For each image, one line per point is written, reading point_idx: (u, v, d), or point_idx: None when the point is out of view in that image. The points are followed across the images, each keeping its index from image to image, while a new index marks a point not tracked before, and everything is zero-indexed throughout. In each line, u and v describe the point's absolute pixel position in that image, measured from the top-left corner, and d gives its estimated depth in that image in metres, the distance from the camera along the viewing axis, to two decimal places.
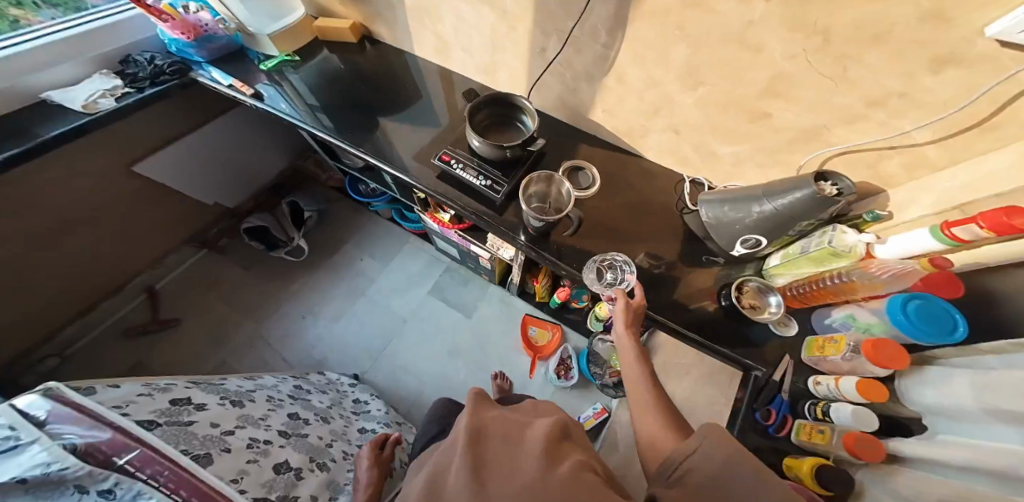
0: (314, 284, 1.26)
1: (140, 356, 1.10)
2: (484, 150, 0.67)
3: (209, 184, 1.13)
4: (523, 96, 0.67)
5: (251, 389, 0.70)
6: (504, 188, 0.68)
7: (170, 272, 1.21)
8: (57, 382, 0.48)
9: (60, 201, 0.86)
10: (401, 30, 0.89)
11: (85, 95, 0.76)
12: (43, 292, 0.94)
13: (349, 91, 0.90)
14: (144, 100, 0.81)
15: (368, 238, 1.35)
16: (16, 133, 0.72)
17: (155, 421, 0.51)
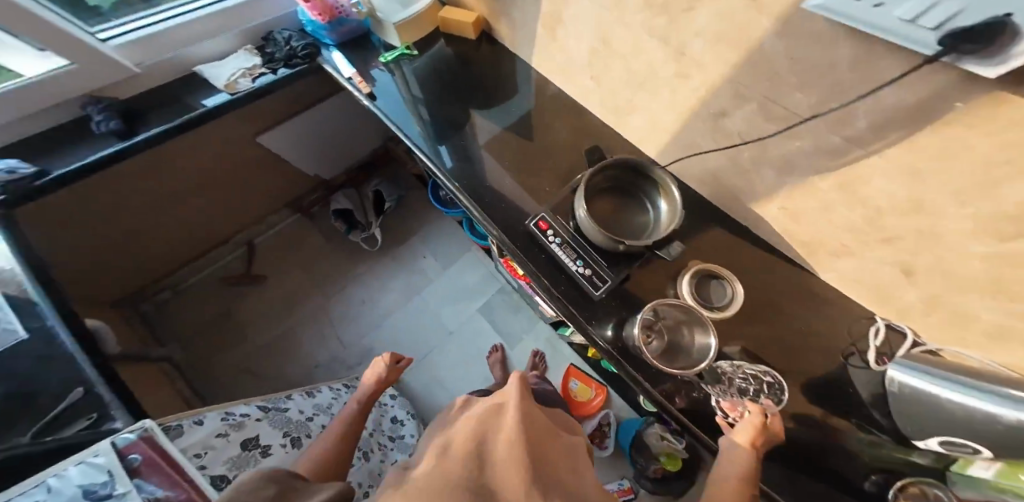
0: (374, 272, 1.35)
1: (229, 304, 1.27)
2: (589, 229, 0.63)
3: (313, 158, 1.22)
4: (672, 179, 0.66)
5: (308, 416, 0.82)
6: (606, 285, 0.62)
7: (268, 231, 1.36)
8: (151, 424, 0.57)
9: (194, 165, 0.97)
10: (524, 37, 0.80)
11: (226, 74, 0.84)
12: (172, 235, 1.09)
13: (450, 91, 0.86)
14: (278, 81, 0.87)
15: (432, 238, 1.39)
16: (169, 102, 0.83)
17: (225, 476, 0.60)
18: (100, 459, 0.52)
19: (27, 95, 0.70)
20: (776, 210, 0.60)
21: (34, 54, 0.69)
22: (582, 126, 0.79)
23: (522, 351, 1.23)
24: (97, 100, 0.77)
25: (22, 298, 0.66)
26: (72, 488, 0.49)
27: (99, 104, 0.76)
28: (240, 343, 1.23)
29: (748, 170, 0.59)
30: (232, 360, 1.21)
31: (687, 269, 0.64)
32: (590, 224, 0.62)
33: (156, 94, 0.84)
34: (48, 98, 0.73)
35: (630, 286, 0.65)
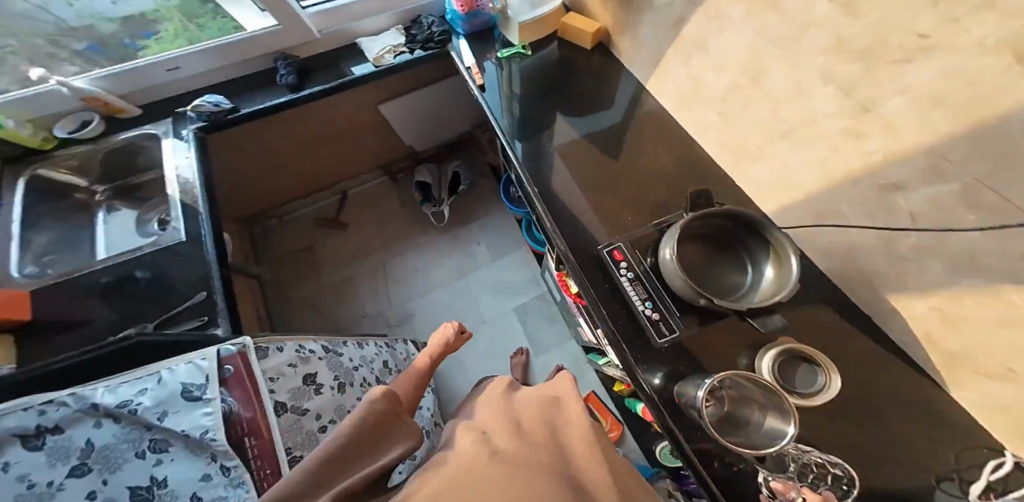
0: (434, 245, 1.53)
1: (319, 239, 1.57)
2: (668, 270, 0.68)
3: (415, 128, 1.46)
4: (793, 247, 0.63)
5: (356, 366, 0.92)
6: (670, 337, 0.67)
7: (360, 185, 1.64)
8: (248, 342, 0.70)
9: (328, 114, 1.26)
10: (646, 48, 0.93)
11: (378, 49, 1.16)
12: (295, 165, 1.41)
13: (546, 91, 1.02)
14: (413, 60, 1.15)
15: (488, 226, 1.55)
16: (330, 65, 1.19)
17: (284, 405, 0.70)
18: (204, 363, 0.66)
19: (235, 49, 1.11)
20: (927, 308, 0.55)
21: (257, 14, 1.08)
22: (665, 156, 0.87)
23: (547, 361, 1.32)
24: (288, 56, 1.16)
25: (194, 211, 0.95)
26: (177, 383, 0.65)
27: (286, 61, 1.14)
28: (314, 276, 1.51)
29: (907, 262, 0.55)
30: (305, 290, 1.49)
31: (775, 345, 0.64)
32: (672, 265, 0.67)
33: (324, 55, 1.21)
34: (245, 54, 1.13)
35: (696, 345, 0.67)
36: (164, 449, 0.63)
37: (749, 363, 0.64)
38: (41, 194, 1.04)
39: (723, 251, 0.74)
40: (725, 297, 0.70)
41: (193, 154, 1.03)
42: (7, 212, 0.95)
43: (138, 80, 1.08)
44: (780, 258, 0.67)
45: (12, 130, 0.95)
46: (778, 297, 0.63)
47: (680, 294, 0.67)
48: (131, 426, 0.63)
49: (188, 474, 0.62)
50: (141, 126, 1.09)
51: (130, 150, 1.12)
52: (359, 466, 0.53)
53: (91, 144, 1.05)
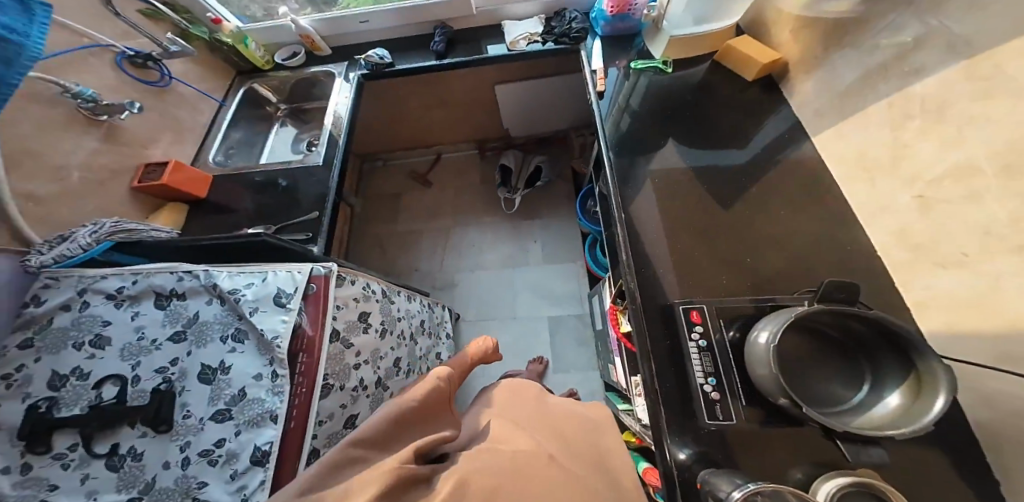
0: (495, 228, 1.51)
1: (401, 190, 1.63)
2: (755, 353, 0.58)
3: (521, 114, 1.43)
4: (949, 384, 0.47)
5: (401, 316, 0.94)
6: (720, 421, 0.61)
7: (453, 152, 1.67)
8: (332, 268, 0.72)
9: (450, 82, 1.27)
10: (824, 98, 0.80)
11: (517, 33, 1.15)
12: (406, 120, 1.47)
13: (667, 115, 0.95)
14: (544, 52, 1.13)
15: (556, 228, 1.47)
16: (472, 40, 1.21)
17: (338, 334, 0.70)
18: (299, 275, 0.69)
19: (407, 14, 1.20)
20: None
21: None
22: (800, 221, 0.77)
23: (562, 381, 1.24)
24: (444, 25, 1.22)
25: (335, 140, 1.07)
26: (274, 287, 0.68)
27: (444, 30, 1.19)
28: (390, 221, 1.58)
29: None
30: (375, 231, 1.57)
31: (842, 472, 0.53)
32: (763, 349, 0.57)
33: (473, 31, 1.24)
34: (416, 18, 1.22)
35: (744, 440, 0.60)
36: (241, 340, 0.66)
37: (801, 479, 0.57)
38: (252, 102, 1.36)
39: (841, 356, 0.59)
40: (816, 407, 0.56)
41: (344, 97, 1.15)
42: (226, 110, 1.26)
43: (338, 27, 1.26)
44: (919, 391, 0.51)
45: (252, 51, 1.27)
46: (890, 432, 0.49)
47: (758, 382, 0.58)
48: (229, 311, 0.68)
49: (248, 368, 0.64)
50: (326, 65, 1.31)
51: (310, 81, 1.37)
52: (416, 437, 0.63)
53: (291, 72, 1.32)
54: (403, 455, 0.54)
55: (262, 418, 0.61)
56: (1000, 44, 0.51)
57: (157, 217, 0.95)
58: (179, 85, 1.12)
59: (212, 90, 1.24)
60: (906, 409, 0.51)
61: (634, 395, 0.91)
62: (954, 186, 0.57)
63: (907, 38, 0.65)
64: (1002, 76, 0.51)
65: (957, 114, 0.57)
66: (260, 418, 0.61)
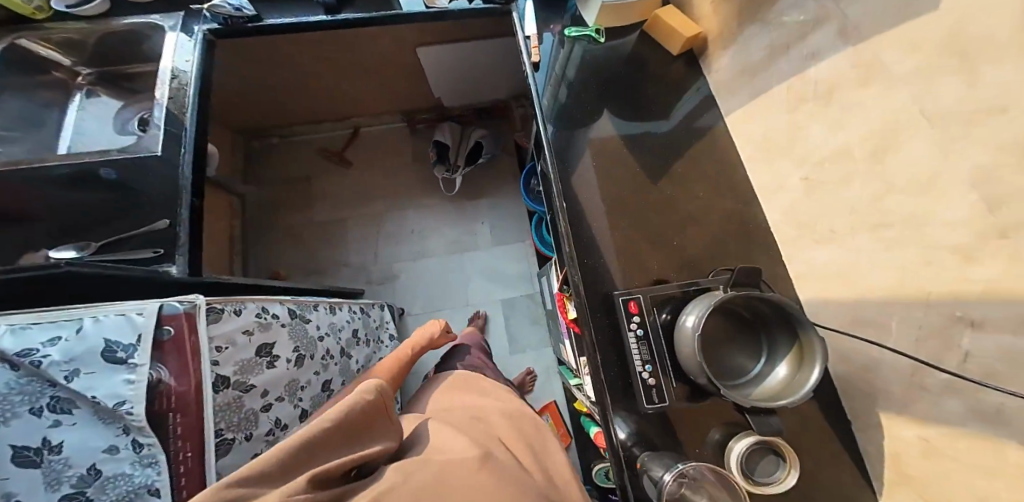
0: (438, 212, 1.38)
1: (316, 173, 1.45)
2: (682, 337, 0.60)
3: (449, 83, 1.26)
4: (823, 352, 0.53)
5: (323, 334, 0.85)
6: (660, 405, 0.63)
7: (375, 125, 1.49)
8: (200, 302, 0.60)
9: (356, 47, 1.07)
10: (739, 77, 0.80)
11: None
12: (309, 89, 1.25)
13: (601, 89, 0.91)
14: (469, 11, 0.96)
15: (499, 209, 1.38)
16: None
17: (227, 381, 0.61)
18: (140, 318, 0.56)
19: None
20: (912, 436, 0.54)
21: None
22: (710, 200, 0.80)
23: (519, 362, 1.26)
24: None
25: (177, 122, 0.84)
26: (98, 338, 0.54)
27: None
28: (304, 210, 1.42)
29: (997, 435, 0.44)
30: (289, 221, 1.40)
31: (750, 432, 0.61)
32: (689, 333, 0.60)
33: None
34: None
35: (680, 416, 0.65)
36: (66, 411, 0.52)
37: (720, 438, 0.64)
38: (18, 64, 0.97)
39: (746, 337, 0.64)
40: (721, 381, 0.61)
41: (180, 61, 0.90)
42: None
43: None
44: (801, 361, 0.57)
45: None
46: (780, 402, 0.54)
47: (685, 362, 0.61)
48: (32, 377, 0.51)
49: (92, 443, 0.52)
50: (148, 14, 0.95)
51: (127, 37, 1.00)
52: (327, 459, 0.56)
53: (88, 24, 0.95)
54: (301, 480, 0.48)
55: (137, 493, 0.53)
56: (886, 30, 0.54)
57: None
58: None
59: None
60: (790, 379, 0.57)
61: (583, 373, 0.94)
62: (834, 167, 0.62)
63: (808, 18, 0.66)
64: (882, 66, 0.54)
65: (845, 100, 0.60)
66: (140, 491, 0.53)
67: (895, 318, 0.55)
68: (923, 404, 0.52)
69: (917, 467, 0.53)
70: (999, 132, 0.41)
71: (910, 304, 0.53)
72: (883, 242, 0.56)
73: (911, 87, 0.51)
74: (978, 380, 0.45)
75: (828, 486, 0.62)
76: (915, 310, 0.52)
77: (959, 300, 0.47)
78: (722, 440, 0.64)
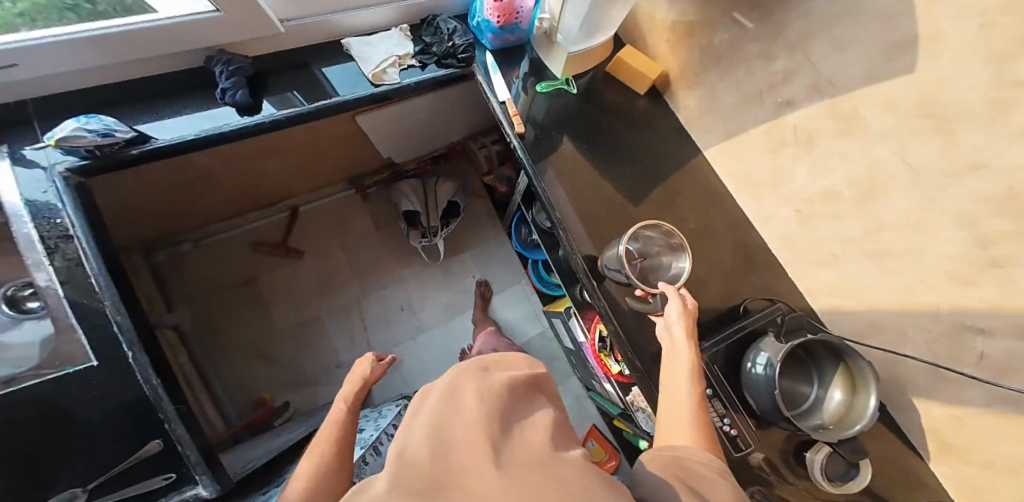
0: (419, 278, 1.34)
1: (261, 271, 1.26)
2: (755, 385, 0.67)
3: (396, 142, 1.15)
4: (874, 373, 0.60)
5: None
6: (746, 451, 0.69)
7: (315, 201, 1.34)
8: None
9: (283, 136, 0.89)
10: (708, 115, 0.84)
11: (378, 60, 0.82)
12: (230, 187, 1.04)
13: (583, 137, 0.87)
14: (422, 81, 0.84)
15: (486, 257, 1.39)
16: (298, 68, 0.82)
17: None
18: None
19: (119, 43, 0.65)
20: (945, 414, 0.63)
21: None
22: (711, 231, 0.84)
23: None
24: (225, 54, 0.75)
25: (99, 316, 0.63)
26: None
27: (229, 66, 0.74)
28: (262, 317, 1.24)
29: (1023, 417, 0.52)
30: (247, 335, 1.21)
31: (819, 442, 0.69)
32: (763, 380, 0.65)
33: (294, 55, 0.83)
34: (137, 54, 0.69)
35: (760, 448, 0.71)
36: None
37: (791, 450, 0.71)
38: None
39: (795, 362, 0.71)
40: (789, 411, 0.68)
41: (42, 224, 0.62)
42: None
43: None
44: (854, 386, 0.64)
45: None
46: (855, 429, 0.60)
47: (759, 404, 0.67)
48: None
49: None
50: None
51: None
52: None
53: None
54: None
55: None
56: (863, 89, 0.59)
57: None
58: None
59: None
60: (850, 397, 0.64)
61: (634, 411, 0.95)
62: (826, 205, 0.69)
63: (776, 69, 0.70)
64: (861, 121, 0.60)
65: (825, 147, 0.66)
66: None
67: (908, 327, 0.63)
68: (948, 390, 0.61)
69: (956, 437, 0.62)
70: (974, 190, 0.50)
71: (921, 315, 0.61)
72: (890, 269, 0.63)
73: (889, 142, 0.58)
74: (993, 380, 0.53)
75: (893, 473, 0.69)
76: (924, 320, 0.61)
77: (964, 312, 0.55)
78: (798, 454, 0.71)
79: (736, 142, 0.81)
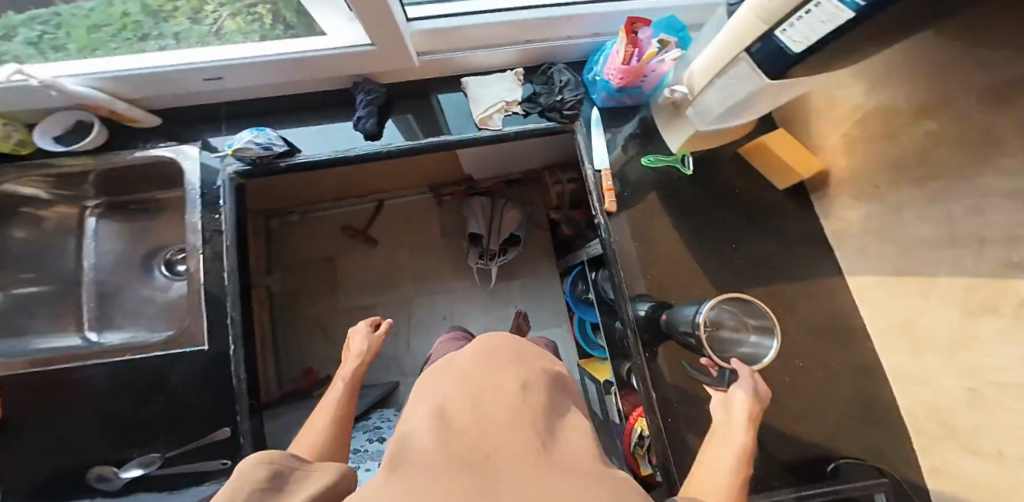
0: (467, 295, 1.37)
1: (338, 254, 1.36)
2: None
3: (476, 164, 1.14)
4: None
5: None
6: None
7: (399, 199, 1.39)
8: None
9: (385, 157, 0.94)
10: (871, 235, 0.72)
11: (487, 104, 0.80)
12: (330, 185, 1.12)
13: (704, 230, 0.82)
14: (534, 133, 0.79)
15: (534, 295, 1.39)
16: (416, 95, 0.83)
17: None
18: None
19: (304, 65, 0.68)
20: None
21: (343, 22, 0.61)
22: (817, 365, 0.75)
23: None
24: (369, 83, 0.78)
25: (222, 307, 0.65)
26: None
27: (368, 96, 0.76)
28: (329, 296, 1.33)
29: None
30: (313, 309, 1.32)
31: None
32: None
33: (415, 84, 0.83)
34: (315, 74, 0.72)
35: None
36: None
37: None
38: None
39: None
40: None
41: (206, 217, 0.68)
42: None
43: (172, 89, 0.68)
44: None
45: None
46: None
47: None
48: None
49: None
50: (151, 148, 0.69)
51: (145, 175, 0.74)
52: None
53: (93, 158, 0.67)
54: None
55: None
56: None
57: None
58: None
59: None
60: None
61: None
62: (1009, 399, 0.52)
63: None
64: None
65: None
66: None
67: None
68: None
69: None
70: None
71: None
72: None
73: None
74: None
75: None
76: None
77: None
78: None
79: (928, 284, 0.63)
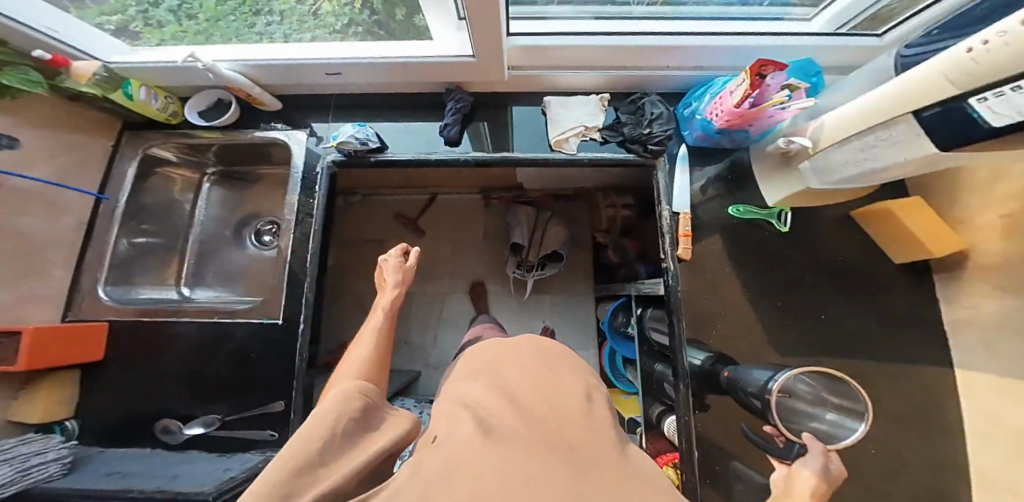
0: (497, 301, 1.34)
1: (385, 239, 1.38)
2: None
3: (531, 178, 1.07)
4: None
5: None
6: None
7: (453, 197, 1.39)
8: None
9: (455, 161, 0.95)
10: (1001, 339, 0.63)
11: (565, 127, 0.75)
12: (392, 177, 1.16)
13: (784, 295, 0.77)
14: (612, 161, 0.73)
15: (564, 315, 1.33)
16: (494, 106, 0.81)
17: None
18: None
19: (411, 69, 0.71)
20: None
21: (451, 29, 0.63)
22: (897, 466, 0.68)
23: None
24: (460, 91, 0.77)
25: (299, 285, 0.69)
26: None
27: (459, 104, 0.75)
28: (369, 278, 1.36)
29: None
30: (354, 288, 1.36)
31: None
32: None
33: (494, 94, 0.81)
34: (418, 78, 0.74)
35: None
36: None
37: None
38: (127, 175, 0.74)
39: None
40: None
41: (302, 198, 0.72)
42: (118, 211, 0.72)
43: (292, 78, 0.73)
44: None
45: (144, 103, 0.68)
46: None
47: None
48: None
49: None
50: (271, 129, 0.76)
51: (250, 151, 0.81)
52: None
53: (223, 133, 0.76)
54: None
55: None
56: None
57: (26, 408, 0.57)
58: (8, 175, 0.57)
59: (62, 176, 0.65)
60: None
61: None
62: None
63: None
64: None
65: None
66: None
67: None
68: None
69: None
70: None
71: None
72: None
73: None
74: None
75: None
76: None
77: None
78: None
79: None
